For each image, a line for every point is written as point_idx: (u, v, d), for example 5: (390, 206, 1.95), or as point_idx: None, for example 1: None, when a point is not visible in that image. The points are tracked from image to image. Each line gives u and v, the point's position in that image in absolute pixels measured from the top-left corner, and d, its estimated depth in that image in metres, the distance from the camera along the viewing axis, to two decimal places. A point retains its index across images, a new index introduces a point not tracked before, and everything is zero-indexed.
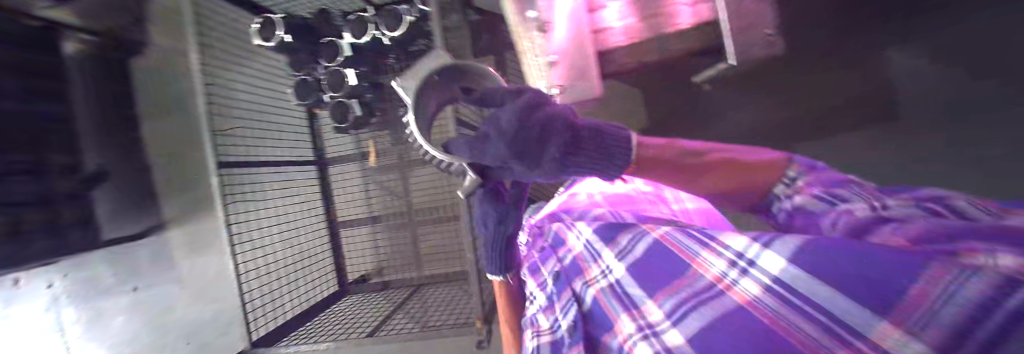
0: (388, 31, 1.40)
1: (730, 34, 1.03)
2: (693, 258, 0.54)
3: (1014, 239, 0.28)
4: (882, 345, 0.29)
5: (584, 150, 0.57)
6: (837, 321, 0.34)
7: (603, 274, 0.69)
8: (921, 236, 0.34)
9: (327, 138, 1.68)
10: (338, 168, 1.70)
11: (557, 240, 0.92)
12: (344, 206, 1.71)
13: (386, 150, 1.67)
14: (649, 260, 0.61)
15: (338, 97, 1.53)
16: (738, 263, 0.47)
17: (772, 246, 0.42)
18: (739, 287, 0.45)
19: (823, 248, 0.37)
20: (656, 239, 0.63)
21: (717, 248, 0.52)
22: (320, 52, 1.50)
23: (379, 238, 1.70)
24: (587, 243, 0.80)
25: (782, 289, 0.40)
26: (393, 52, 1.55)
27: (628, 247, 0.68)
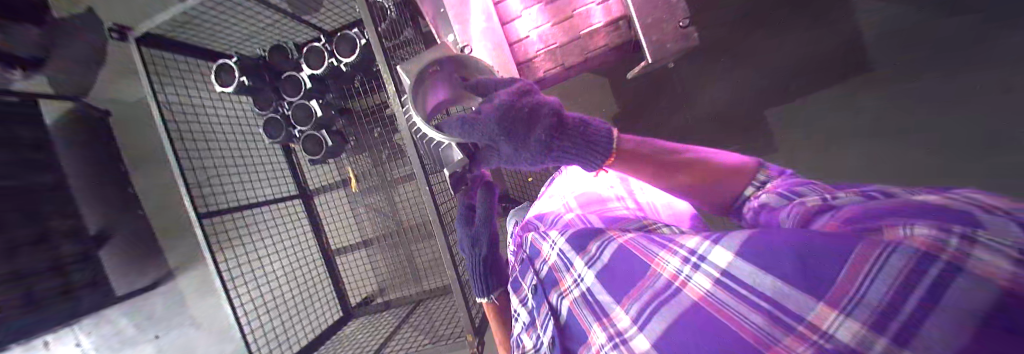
0: (343, 58, 1.39)
1: (667, 22, 0.87)
2: (652, 258, 0.47)
3: (925, 215, 0.28)
4: (821, 327, 0.29)
5: (568, 135, 0.59)
6: (778, 306, 0.33)
7: (572, 280, 0.59)
8: (849, 218, 0.33)
9: (304, 172, 1.71)
10: (325, 197, 1.73)
11: (531, 251, 0.76)
12: (334, 233, 1.75)
13: (362, 176, 1.69)
14: (615, 263, 0.52)
15: (308, 130, 1.53)
16: (691, 259, 0.42)
17: (721, 241, 0.38)
18: (693, 282, 0.41)
19: (766, 238, 0.35)
20: (621, 243, 0.53)
21: (675, 247, 0.45)
22: (282, 89, 1.50)
23: (373, 258, 1.73)
24: (560, 252, 0.65)
25: (726, 279, 0.38)
26: (356, 77, 1.54)
27: (597, 253, 0.56)
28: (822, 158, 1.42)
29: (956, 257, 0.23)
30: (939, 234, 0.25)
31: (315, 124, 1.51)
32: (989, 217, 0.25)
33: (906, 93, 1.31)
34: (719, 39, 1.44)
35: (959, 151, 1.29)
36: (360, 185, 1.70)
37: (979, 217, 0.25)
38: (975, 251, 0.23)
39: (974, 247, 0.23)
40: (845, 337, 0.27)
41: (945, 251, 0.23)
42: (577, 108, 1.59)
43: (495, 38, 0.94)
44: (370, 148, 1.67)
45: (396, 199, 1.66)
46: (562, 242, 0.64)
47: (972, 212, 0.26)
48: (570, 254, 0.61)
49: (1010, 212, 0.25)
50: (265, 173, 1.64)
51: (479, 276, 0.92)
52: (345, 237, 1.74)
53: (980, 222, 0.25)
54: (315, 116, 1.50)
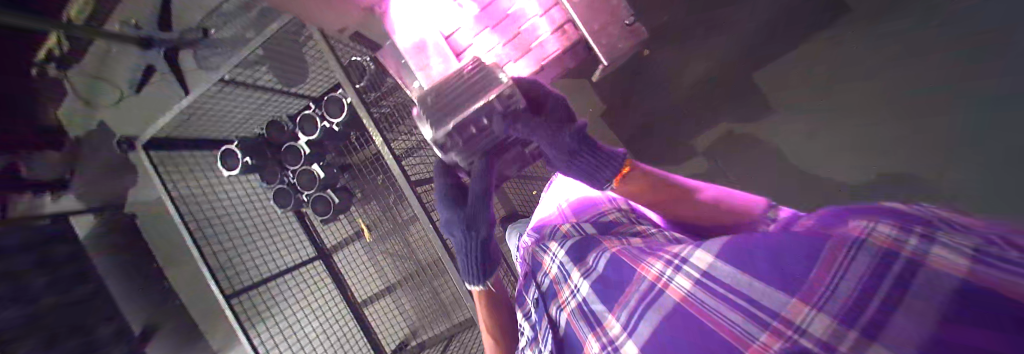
0: (333, 119, 1.46)
1: (613, 23, 0.90)
2: (640, 264, 0.50)
3: (885, 213, 0.33)
4: (796, 320, 0.33)
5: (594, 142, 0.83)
6: (753, 304, 0.37)
7: (568, 291, 0.60)
8: (821, 217, 0.40)
9: (320, 234, 1.76)
10: (343, 254, 1.77)
11: (533, 264, 0.75)
12: (355, 283, 1.76)
13: (374, 223, 1.72)
14: (608, 273, 0.55)
15: (315, 192, 1.60)
16: (675, 261, 0.46)
17: (705, 247, 0.43)
18: (674, 283, 0.44)
19: (744, 240, 0.40)
20: (613, 253, 0.56)
21: (661, 255, 0.49)
22: (284, 160, 1.58)
23: (401, 301, 1.72)
24: (559, 265, 0.65)
25: (708, 280, 0.42)
26: (350, 133, 1.61)
27: (592, 264, 0.58)
28: (829, 107, 1.35)
29: (916, 255, 0.28)
30: (900, 233, 0.29)
31: (323, 185, 1.58)
32: (943, 223, 0.30)
33: (893, 25, 1.27)
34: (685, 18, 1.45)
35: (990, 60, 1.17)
36: (373, 234, 1.73)
37: (935, 222, 0.30)
38: (933, 248, 0.27)
39: (931, 246, 0.27)
40: (816, 327, 0.31)
41: (905, 249, 0.28)
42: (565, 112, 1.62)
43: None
44: (375, 197, 1.71)
45: (409, 240, 1.67)
46: (561, 255, 0.65)
47: (930, 219, 0.31)
48: (568, 265, 0.62)
49: (964, 223, 0.30)
50: (281, 242, 1.72)
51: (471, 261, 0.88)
52: (369, 288, 1.76)
53: (937, 225, 0.30)
54: (319, 178, 1.56)
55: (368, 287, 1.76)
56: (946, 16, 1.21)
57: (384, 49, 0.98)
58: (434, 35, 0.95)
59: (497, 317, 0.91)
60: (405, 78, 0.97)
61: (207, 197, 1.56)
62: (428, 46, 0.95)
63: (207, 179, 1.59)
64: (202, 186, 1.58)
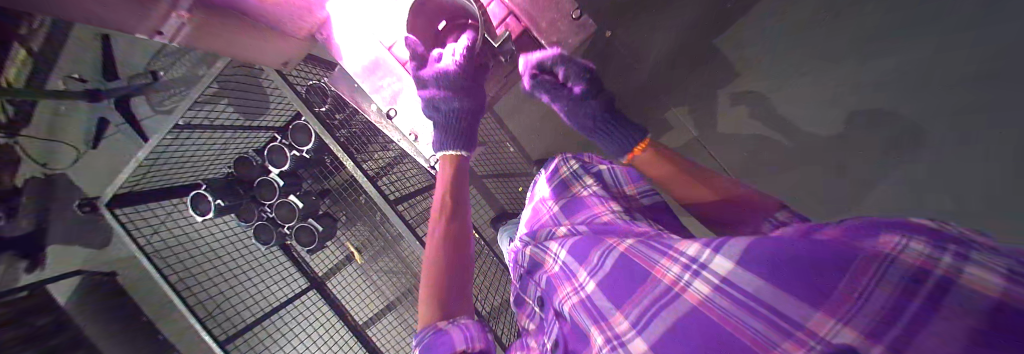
0: (301, 147, 1.42)
1: (560, 18, 0.86)
2: (653, 265, 0.46)
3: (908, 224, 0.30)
4: (821, 332, 0.29)
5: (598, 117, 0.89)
6: (776, 314, 0.32)
7: (571, 287, 0.56)
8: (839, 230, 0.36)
9: (311, 263, 1.73)
10: (336, 280, 1.74)
11: (530, 263, 0.75)
12: (354, 308, 1.72)
13: (366, 244, 1.70)
14: (614, 271, 0.50)
15: (296, 223, 1.55)
16: (692, 266, 0.41)
17: (727, 247, 0.38)
18: (691, 287, 0.40)
19: (766, 240, 0.35)
20: (621, 251, 0.51)
21: (673, 255, 0.44)
22: (257, 195, 1.54)
23: (405, 317, 1.69)
24: (561, 263, 0.62)
25: (727, 286, 0.36)
26: (325, 158, 1.57)
27: (597, 261, 0.53)
28: None
29: (948, 273, 0.24)
30: (931, 250, 0.26)
31: (301, 214, 1.52)
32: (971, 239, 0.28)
33: None
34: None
35: None
36: (365, 255, 1.71)
37: (962, 237, 0.28)
38: (966, 267, 0.24)
39: (964, 264, 0.24)
40: (841, 339, 0.27)
41: (937, 267, 0.25)
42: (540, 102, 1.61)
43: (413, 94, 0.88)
44: (360, 218, 1.68)
45: (402, 256, 1.65)
46: (563, 254, 0.61)
47: (955, 232, 0.28)
48: (572, 265, 0.58)
49: (987, 240, 0.28)
50: (272, 278, 1.69)
51: (451, 126, 0.81)
52: (368, 309, 1.72)
53: (961, 240, 0.27)
54: (296, 208, 1.52)
55: (367, 308, 1.73)
56: None
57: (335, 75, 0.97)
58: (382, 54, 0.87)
59: (456, 183, 0.75)
60: (362, 100, 0.97)
61: (195, 244, 1.61)
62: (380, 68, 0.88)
63: (190, 229, 1.62)
64: (185, 236, 1.60)
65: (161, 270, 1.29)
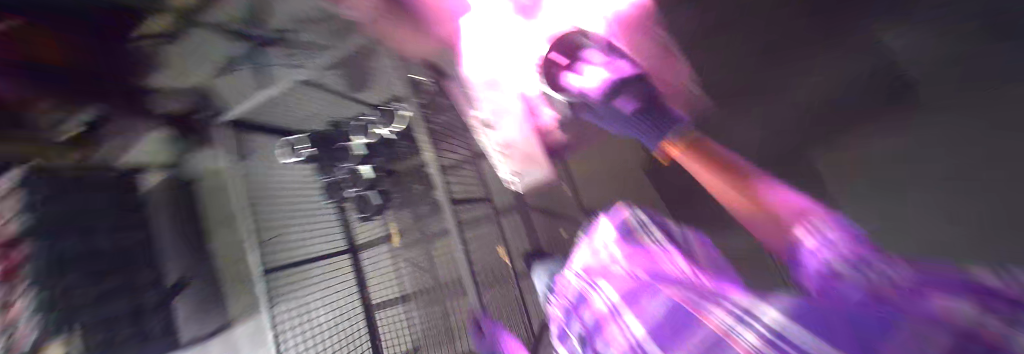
0: (388, 127, 1.59)
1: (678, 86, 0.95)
2: (700, 311, 0.41)
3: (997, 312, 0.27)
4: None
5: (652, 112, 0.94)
6: None
7: (615, 328, 0.52)
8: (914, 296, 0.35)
9: (355, 229, 1.85)
10: (369, 253, 1.82)
11: (579, 298, 0.72)
12: (373, 286, 1.80)
13: (406, 231, 1.77)
14: (662, 318, 0.46)
15: (359, 190, 1.75)
16: (742, 315, 0.37)
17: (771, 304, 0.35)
18: (743, 338, 0.34)
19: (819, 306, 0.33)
20: (673, 300, 0.47)
21: (727, 307, 0.40)
22: (338, 155, 1.73)
23: (411, 315, 1.72)
24: (609, 301, 0.59)
25: (778, 339, 0.31)
26: (399, 142, 1.73)
27: (648, 305, 0.50)
28: None
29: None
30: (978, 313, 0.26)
31: (365, 184, 1.73)
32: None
33: None
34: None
35: None
36: (402, 240, 1.77)
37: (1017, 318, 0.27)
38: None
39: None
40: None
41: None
42: None
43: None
44: (412, 204, 1.76)
45: (431, 255, 1.70)
46: (614, 296, 0.58)
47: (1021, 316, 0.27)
48: (621, 305, 0.55)
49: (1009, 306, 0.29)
50: (321, 230, 1.88)
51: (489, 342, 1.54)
52: (386, 292, 1.77)
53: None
54: (363, 175, 1.72)
55: (384, 291, 1.78)
56: None
57: None
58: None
59: None
60: None
61: (279, 180, 1.89)
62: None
63: (281, 167, 1.91)
64: (275, 170, 1.90)
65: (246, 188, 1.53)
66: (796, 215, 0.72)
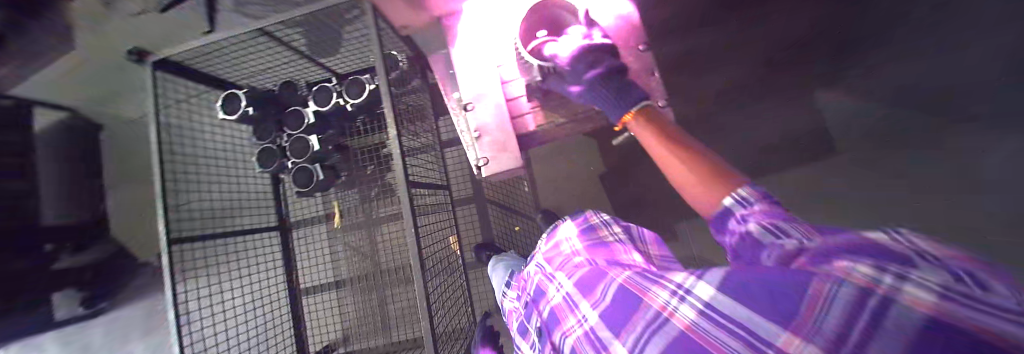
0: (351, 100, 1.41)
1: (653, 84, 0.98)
2: (645, 292, 0.47)
3: (874, 252, 0.31)
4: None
5: (616, 82, 0.84)
6: (757, 339, 0.34)
7: (576, 320, 0.56)
8: (816, 255, 0.37)
9: (292, 202, 1.75)
10: (302, 231, 1.77)
11: (536, 292, 0.76)
12: (306, 270, 1.76)
13: (348, 214, 1.76)
14: (615, 303, 0.50)
15: (300, 162, 1.51)
16: (679, 292, 0.43)
17: (704, 275, 0.41)
18: (679, 313, 0.41)
19: (750, 278, 0.37)
20: (621, 283, 0.52)
21: (665, 285, 0.46)
22: (284, 121, 1.50)
23: (344, 301, 1.75)
24: (566, 295, 0.63)
25: (731, 325, 0.36)
26: (358, 117, 1.60)
27: (602, 293, 0.54)
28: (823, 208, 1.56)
29: (890, 292, 0.26)
30: (874, 271, 0.28)
31: (309, 157, 1.50)
32: (919, 256, 0.28)
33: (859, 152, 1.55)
34: (695, 110, 1.66)
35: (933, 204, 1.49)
36: (343, 221, 1.76)
37: (904, 254, 0.29)
38: (906, 285, 0.26)
39: (903, 283, 0.26)
40: (768, 332, 0.33)
41: (880, 286, 0.27)
42: (564, 160, 1.79)
43: (504, 124, 1.03)
44: (359, 186, 1.74)
45: (377, 239, 1.74)
46: (569, 285, 0.63)
47: (905, 253, 0.29)
48: (577, 296, 0.59)
49: (934, 250, 0.28)
50: (248, 201, 1.70)
51: None
52: (318, 277, 1.76)
53: (912, 262, 0.28)
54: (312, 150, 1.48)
55: (317, 276, 1.77)
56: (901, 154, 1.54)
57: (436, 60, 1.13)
58: (493, 75, 1.03)
59: None
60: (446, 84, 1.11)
61: (213, 139, 1.73)
62: (486, 89, 1.03)
63: (211, 125, 1.69)
64: (206, 127, 1.69)
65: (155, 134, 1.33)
66: (726, 178, 0.62)
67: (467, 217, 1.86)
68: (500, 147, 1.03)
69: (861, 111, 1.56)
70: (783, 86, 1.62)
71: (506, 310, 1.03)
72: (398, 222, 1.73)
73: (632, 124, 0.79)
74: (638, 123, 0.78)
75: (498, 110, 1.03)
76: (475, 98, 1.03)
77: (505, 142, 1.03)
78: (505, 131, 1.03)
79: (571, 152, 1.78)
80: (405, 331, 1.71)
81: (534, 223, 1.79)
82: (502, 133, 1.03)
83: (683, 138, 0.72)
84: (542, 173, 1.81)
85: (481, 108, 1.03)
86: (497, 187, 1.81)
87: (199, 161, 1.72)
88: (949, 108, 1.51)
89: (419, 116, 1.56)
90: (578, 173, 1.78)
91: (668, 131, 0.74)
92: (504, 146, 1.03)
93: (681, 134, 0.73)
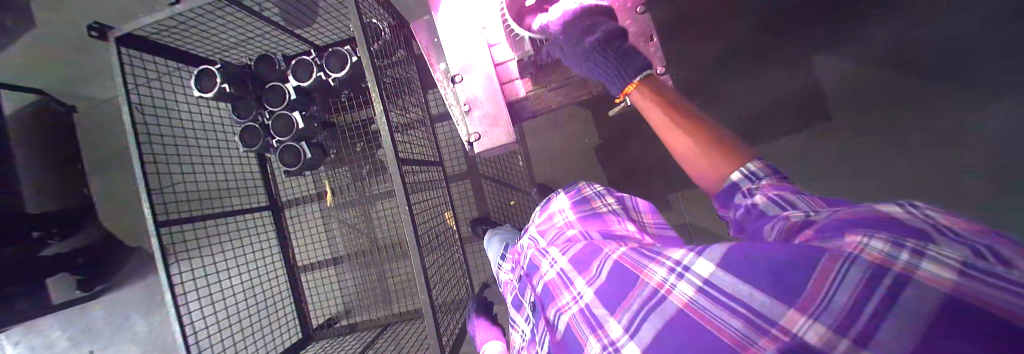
0: (334, 73, 1.35)
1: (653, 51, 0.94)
2: (641, 269, 0.47)
3: (888, 225, 0.31)
4: (794, 331, 0.31)
5: (616, 49, 0.78)
6: (761, 318, 0.34)
7: (571, 296, 0.56)
8: (823, 228, 0.36)
9: (282, 181, 1.73)
10: (296, 210, 1.76)
11: (530, 266, 0.77)
12: (304, 249, 1.77)
13: (341, 193, 1.74)
14: (612, 280, 0.50)
15: (286, 141, 1.47)
16: (677, 269, 0.43)
17: (705, 253, 0.41)
18: (677, 290, 0.41)
19: (753, 255, 0.37)
20: (617, 259, 0.52)
21: (662, 260, 0.46)
22: (265, 97, 1.44)
23: (344, 277, 1.78)
24: (559, 271, 0.63)
25: (732, 303, 0.37)
26: (343, 92, 1.53)
27: (596, 270, 0.54)
28: (816, 176, 1.58)
29: (906, 270, 0.27)
30: (890, 247, 0.28)
31: (295, 135, 1.45)
32: (941, 232, 0.28)
33: (857, 120, 1.55)
34: (692, 78, 1.61)
35: (923, 170, 1.51)
36: (336, 199, 1.74)
37: (924, 229, 0.29)
38: (923, 263, 0.26)
39: (920, 260, 0.27)
40: (772, 310, 0.33)
41: (896, 264, 0.27)
42: (558, 133, 1.76)
43: (495, 97, 0.99)
44: (351, 164, 1.71)
45: (371, 216, 1.74)
46: (562, 261, 0.63)
47: (924, 227, 0.29)
48: (572, 273, 0.59)
49: (953, 229, 0.28)
50: (236, 182, 1.67)
51: None
52: (316, 254, 1.77)
53: (931, 237, 0.28)
54: (297, 127, 1.43)
55: (314, 254, 1.78)
56: (900, 121, 1.53)
57: (420, 28, 1.06)
58: (481, 42, 0.97)
59: None
60: (433, 54, 1.06)
61: (191, 117, 1.64)
62: (475, 59, 0.98)
63: (188, 103, 1.60)
64: (182, 105, 1.61)
65: (127, 110, 1.25)
66: (736, 152, 0.61)
67: (462, 193, 1.86)
68: (491, 119, 1.00)
69: (859, 75, 1.54)
70: (787, 53, 1.56)
71: (501, 282, 1.06)
72: (391, 200, 1.73)
73: (636, 92, 0.75)
74: (642, 91, 0.74)
75: (487, 81, 0.98)
76: (463, 70, 0.98)
77: (497, 114, 1.00)
78: (498, 104, 1.00)
79: (564, 125, 1.75)
80: (405, 303, 1.76)
81: (527, 197, 1.79)
82: (494, 106, 0.99)
83: (689, 108, 0.71)
84: (536, 146, 1.78)
85: (471, 78, 0.98)
86: (490, 163, 1.80)
87: (179, 142, 1.65)
88: (951, 71, 1.49)
89: (408, 90, 1.50)
90: (572, 146, 1.75)
91: (673, 101, 0.72)
92: (496, 119, 1.00)
93: (685, 104, 0.71)
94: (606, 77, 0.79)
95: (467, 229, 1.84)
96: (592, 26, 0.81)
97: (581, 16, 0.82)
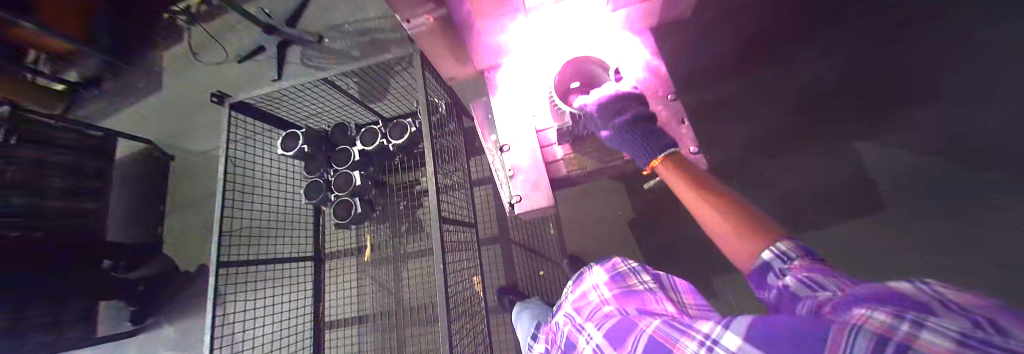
0: (393, 140, 1.55)
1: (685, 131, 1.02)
2: (674, 343, 0.45)
3: (893, 303, 0.30)
4: None
5: (644, 128, 0.90)
6: None
7: None
8: (839, 307, 0.35)
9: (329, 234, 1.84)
10: (335, 262, 1.83)
11: (566, 344, 0.74)
12: (333, 303, 1.79)
13: (379, 249, 1.81)
14: None
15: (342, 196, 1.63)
16: (706, 343, 0.41)
17: (730, 326, 0.40)
18: None
19: (767, 328, 0.36)
20: (650, 334, 0.51)
21: (693, 334, 0.45)
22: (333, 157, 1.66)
23: (365, 340, 1.73)
24: (595, 347, 0.61)
25: None
26: (397, 156, 1.73)
27: (631, 346, 0.52)
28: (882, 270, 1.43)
29: (905, 338, 0.25)
30: (891, 320, 0.27)
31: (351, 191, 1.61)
32: (945, 308, 0.27)
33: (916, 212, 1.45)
34: (730, 156, 1.62)
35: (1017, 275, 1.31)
36: (373, 255, 1.81)
37: (927, 305, 0.28)
38: (921, 333, 0.25)
39: (920, 331, 0.25)
40: None
41: (895, 331, 0.26)
42: (591, 204, 1.79)
43: (537, 165, 1.09)
44: (391, 219, 1.82)
45: (403, 275, 1.76)
46: (598, 336, 0.61)
47: (930, 304, 0.28)
48: (607, 349, 0.57)
49: (963, 306, 0.27)
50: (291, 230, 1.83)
51: None
52: (344, 310, 1.77)
53: (936, 313, 0.27)
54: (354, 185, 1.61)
55: (342, 309, 1.78)
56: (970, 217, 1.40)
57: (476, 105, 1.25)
58: (528, 120, 1.12)
59: None
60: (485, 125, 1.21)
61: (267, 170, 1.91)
62: (521, 134, 1.11)
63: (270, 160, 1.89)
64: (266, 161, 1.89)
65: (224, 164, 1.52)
66: (764, 231, 0.63)
67: (492, 259, 1.86)
68: (533, 186, 1.08)
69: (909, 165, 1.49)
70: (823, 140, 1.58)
71: None
72: (423, 260, 1.76)
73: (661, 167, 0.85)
74: (667, 166, 0.84)
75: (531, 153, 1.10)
76: (511, 142, 1.11)
77: (539, 181, 1.08)
78: (539, 171, 1.09)
79: (597, 197, 1.79)
80: None
81: (558, 268, 1.75)
82: (535, 173, 1.09)
83: (712, 182, 0.77)
84: (568, 216, 1.80)
85: (518, 149, 1.10)
86: (522, 230, 1.83)
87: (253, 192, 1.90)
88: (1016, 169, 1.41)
89: (455, 157, 1.67)
90: (606, 219, 1.76)
91: (697, 176, 0.80)
92: (538, 185, 1.08)
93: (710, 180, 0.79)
94: (635, 152, 0.89)
95: (494, 297, 1.79)
96: (625, 107, 0.91)
97: (617, 98, 0.92)
